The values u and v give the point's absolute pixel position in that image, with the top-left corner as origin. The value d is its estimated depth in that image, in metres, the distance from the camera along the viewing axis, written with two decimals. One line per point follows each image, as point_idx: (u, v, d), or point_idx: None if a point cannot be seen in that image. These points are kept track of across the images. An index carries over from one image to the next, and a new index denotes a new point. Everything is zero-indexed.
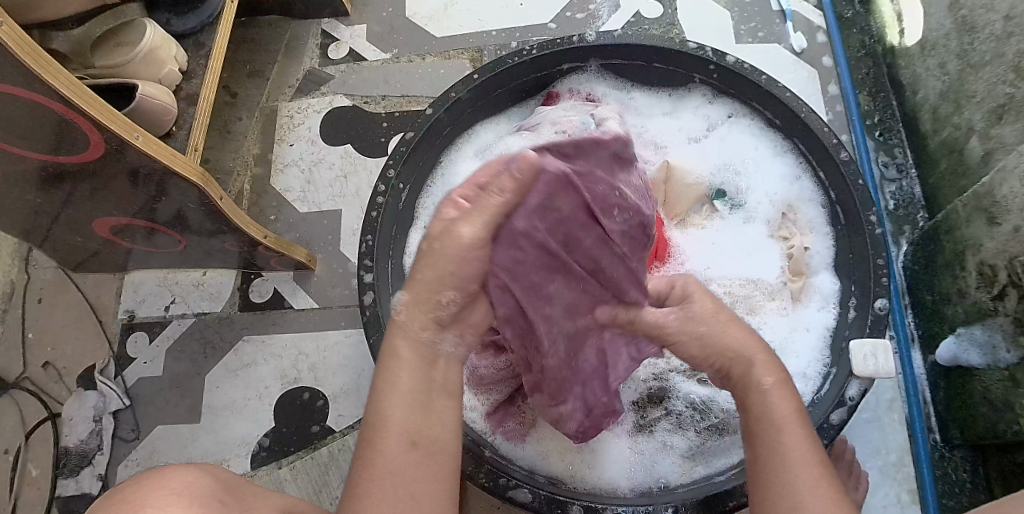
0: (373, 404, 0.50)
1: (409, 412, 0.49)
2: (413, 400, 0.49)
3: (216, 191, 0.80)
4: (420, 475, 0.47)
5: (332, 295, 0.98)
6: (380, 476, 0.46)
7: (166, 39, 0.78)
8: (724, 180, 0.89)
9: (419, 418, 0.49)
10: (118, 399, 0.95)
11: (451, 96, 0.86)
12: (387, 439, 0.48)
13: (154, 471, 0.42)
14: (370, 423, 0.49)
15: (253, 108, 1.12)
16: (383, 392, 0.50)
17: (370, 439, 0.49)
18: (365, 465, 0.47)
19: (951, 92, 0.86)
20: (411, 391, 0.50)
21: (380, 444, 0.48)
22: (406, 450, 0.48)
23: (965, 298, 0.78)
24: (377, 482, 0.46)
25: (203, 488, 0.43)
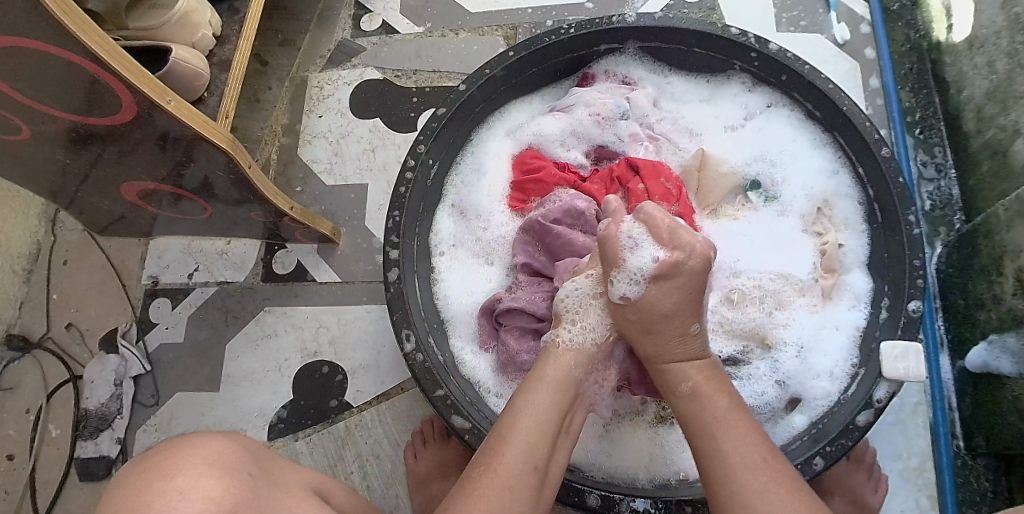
0: (505, 422, 0.56)
1: (538, 435, 0.55)
2: (550, 428, 0.56)
3: (245, 160, 0.79)
4: (531, 492, 0.52)
5: (354, 269, 0.98)
6: (497, 477, 0.51)
7: (201, 3, 0.77)
8: (759, 171, 0.87)
9: (540, 443, 0.55)
10: (139, 364, 0.96)
11: (485, 73, 0.84)
12: (511, 449, 0.53)
13: (189, 437, 0.44)
14: (495, 438, 0.55)
15: (283, 78, 1.10)
16: (522, 412, 0.56)
17: (492, 447, 0.54)
18: (485, 468, 0.52)
19: (998, 92, 0.83)
20: (547, 417, 0.57)
21: (502, 452, 0.53)
22: (529, 468, 0.53)
23: (1001, 305, 0.76)
24: (496, 483, 0.50)
25: (234, 457, 0.45)
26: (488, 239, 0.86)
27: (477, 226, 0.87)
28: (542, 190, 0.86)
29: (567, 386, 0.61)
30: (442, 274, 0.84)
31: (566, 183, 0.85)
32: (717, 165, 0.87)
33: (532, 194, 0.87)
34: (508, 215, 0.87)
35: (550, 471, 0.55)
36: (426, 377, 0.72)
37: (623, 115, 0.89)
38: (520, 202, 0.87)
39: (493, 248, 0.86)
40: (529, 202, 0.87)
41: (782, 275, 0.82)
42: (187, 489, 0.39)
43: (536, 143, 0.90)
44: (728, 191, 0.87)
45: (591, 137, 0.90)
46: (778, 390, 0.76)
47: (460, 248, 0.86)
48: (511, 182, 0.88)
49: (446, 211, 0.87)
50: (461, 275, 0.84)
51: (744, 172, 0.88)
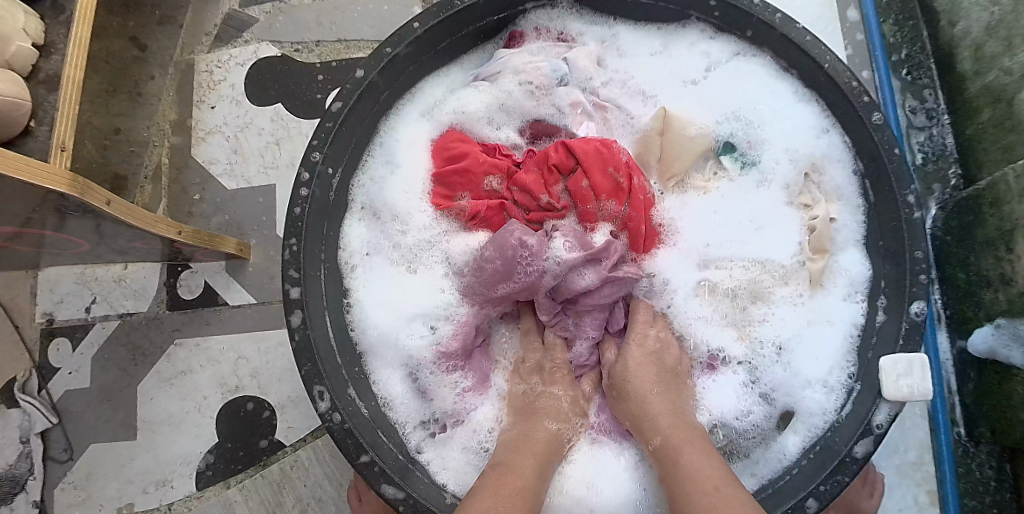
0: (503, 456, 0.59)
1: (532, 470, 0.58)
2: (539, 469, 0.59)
3: (101, 196, 0.64)
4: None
5: (271, 288, 0.86)
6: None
7: (10, 4, 0.62)
8: (733, 131, 0.74)
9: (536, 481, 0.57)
10: (44, 418, 0.84)
11: (388, 51, 0.69)
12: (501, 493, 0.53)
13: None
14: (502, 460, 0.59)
15: (167, 65, 0.93)
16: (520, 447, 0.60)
17: (488, 486, 0.54)
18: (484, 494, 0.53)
19: (1002, 26, 0.69)
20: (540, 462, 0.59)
21: (494, 496, 0.52)
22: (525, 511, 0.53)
23: (1010, 286, 0.65)
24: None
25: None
26: (409, 243, 0.72)
27: (395, 230, 0.72)
28: (469, 182, 0.72)
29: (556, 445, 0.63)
30: (358, 294, 0.70)
31: (497, 170, 0.72)
32: (683, 127, 0.73)
33: (459, 188, 0.72)
34: (431, 216, 0.72)
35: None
36: (346, 442, 0.62)
37: (562, 80, 0.75)
38: (445, 199, 0.72)
39: (417, 252, 0.72)
40: (456, 199, 0.72)
41: (761, 261, 0.70)
42: None
43: (458, 123, 0.76)
44: (698, 156, 0.73)
45: (524, 110, 0.76)
46: (765, 405, 0.67)
47: (377, 258, 0.72)
48: (432, 174, 0.73)
49: (355, 216, 0.72)
50: (383, 288, 0.71)
51: (714, 133, 0.74)
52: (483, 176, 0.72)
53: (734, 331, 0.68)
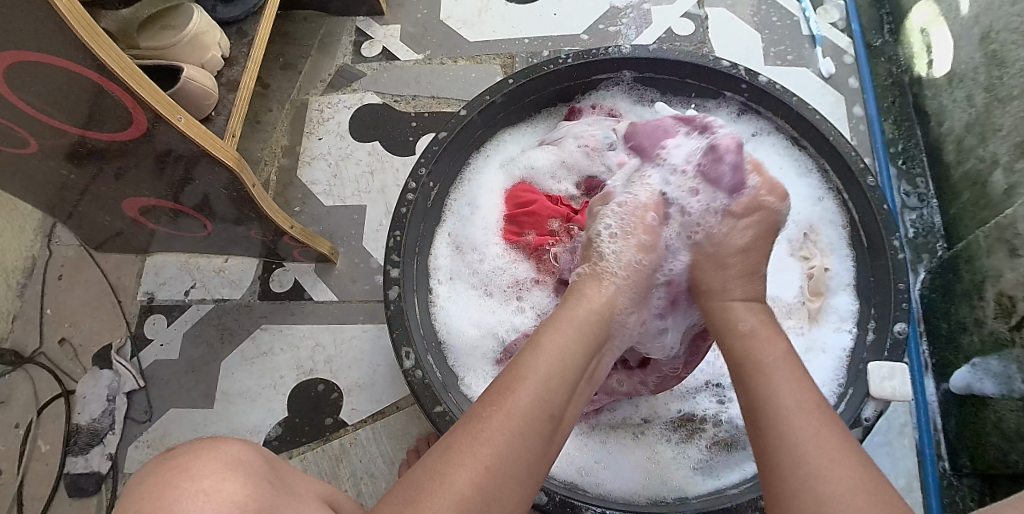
0: (526, 352, 0.52)
1: (555, 382, 0.50)
2: (558, 388, 0.50)
3: (249, 178, 0.82)
4: (537, 445, 0.47)
5: (352, 289, 0.99)
6: (503, 430, 0.46)
7: (211, 25, 0.82)
8: None
9: (554, 399, 0.49)
10: (133, 380, 0.95)
11: (485, 99, 0.85)
12: (509, 410, 0.47)
13: (211, 439, 0.42)
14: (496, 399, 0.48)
15: (283, 100, 1.10)
16: (528, 365, 0.50)
17: (491, 400, 0.48)
18: (491, 413, 0.47)
19: (977, 124, 0.88)
20: (566, 367, 0.51)
21: (489, 421, 0.46)
22: (541, 421, 0.48)
23: (982, 327, 0.80)
24: (478, 456, 0.44)
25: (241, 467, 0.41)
26: (485, 270, 0.86)
27: (472, 259, 0.86)
28: (535, 223, 0.86)
29: (572, 348, 0.53)
30: (440, 301, 0.84)
31: (559, 215, 0.86)
32: None
33: (526, 227, 0.87)
34: (501, 247, 0.87)
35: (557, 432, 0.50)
36: (424, 393, 0.72)
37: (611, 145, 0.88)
38: (514, 235, 0.87)
39: (490, 279, 0.86)
40: (523, 235, 0.87)
41: (769, 298, 0.84)
42: (213, 490, 0.37)
43: (528, 177, 0.91)
44: None
45: (581, 167, 0.90)
46: None
47: (457, 281, 0.86)
48: (503, 214, 0.88)
49: (443, 241, 0.87)
50: (461, 305, 0.85)
51: None
52: (547, 220, 0.86)
53: None
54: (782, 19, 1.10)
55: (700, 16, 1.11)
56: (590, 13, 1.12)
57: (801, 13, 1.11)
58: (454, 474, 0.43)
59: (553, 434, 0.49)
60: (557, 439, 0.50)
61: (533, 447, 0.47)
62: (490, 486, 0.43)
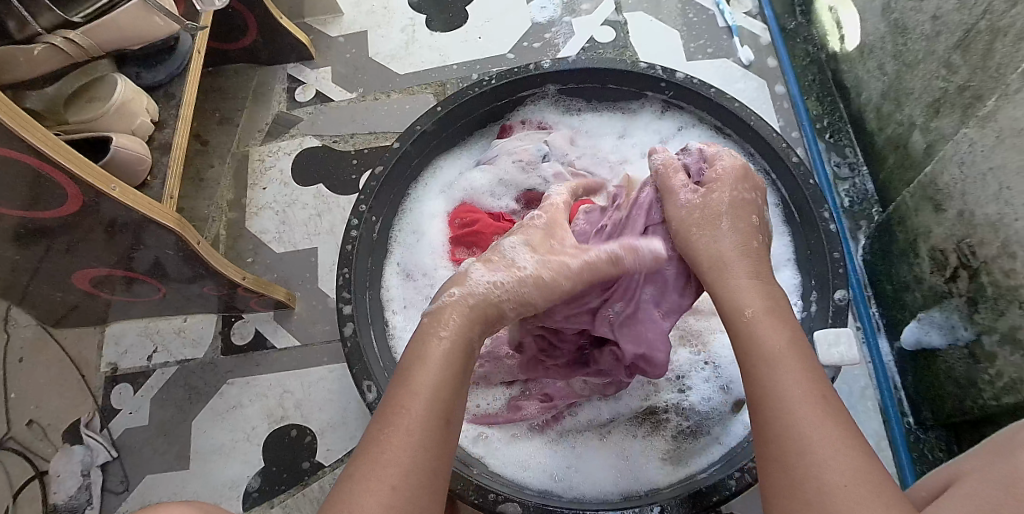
0: (407, 371, 0.51)
1: (435, 386, 0.50)
2: (453, 378, 0.51)
3: (194, 236, 0.83)
4: (438, 448, 0.47)
5: (313, 331, 1.00)
6: (404, 438, 0.47)
7: (137, 92, 0.83)
8: None
9: (446, 389, 0.50)
10: (105, 451, 0.94)
11: (417, 128, 0.87)
12: (404, 420, 0.47)
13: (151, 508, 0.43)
14: (390, 406, 0.49)
15: (226, 155, 1.11)
16: (419, 365, 0.51)
17: (379, 422, 0.48)
18: (388, 434, 0.47)
19: (892, 90, 0.92)
20: (446, 373, 0.51)
21: (390, 429, 0.47)
22: (431, 427, 0.48)
23: (922, 284, 0.83)
24: (387, 478, 0.44)
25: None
26: (438, 294, 0.87)
27: (425, 284, 0.88)
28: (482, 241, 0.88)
29: (448, 366, 0.52)
30: (397, 333, 0.85)
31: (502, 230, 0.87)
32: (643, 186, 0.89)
33: (474, 246, 0.88)
34: (451, 269, 0.88)
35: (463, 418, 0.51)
36: None
37: (545, 157, 0.91)
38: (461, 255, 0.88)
39: None
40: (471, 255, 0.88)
41: None
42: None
43: (469, 198, 0.92)
44: None
45: (518, 183, 0.91)
46: (723, 393, 0.79)
47: (411, 309, 0.87)
48: (450, 236, 0.90)
49: (393, 273, 0.88)
50: None
51: None
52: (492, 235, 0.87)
53: (684, 341, 0.82)
54: (697, 15, 1.14)
55: (620, 22, 1.14)
56: (513, 32, 1.15)
57: (714, 7, 1.15)
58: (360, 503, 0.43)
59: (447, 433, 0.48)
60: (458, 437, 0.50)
61: (434, 451, 0.47)
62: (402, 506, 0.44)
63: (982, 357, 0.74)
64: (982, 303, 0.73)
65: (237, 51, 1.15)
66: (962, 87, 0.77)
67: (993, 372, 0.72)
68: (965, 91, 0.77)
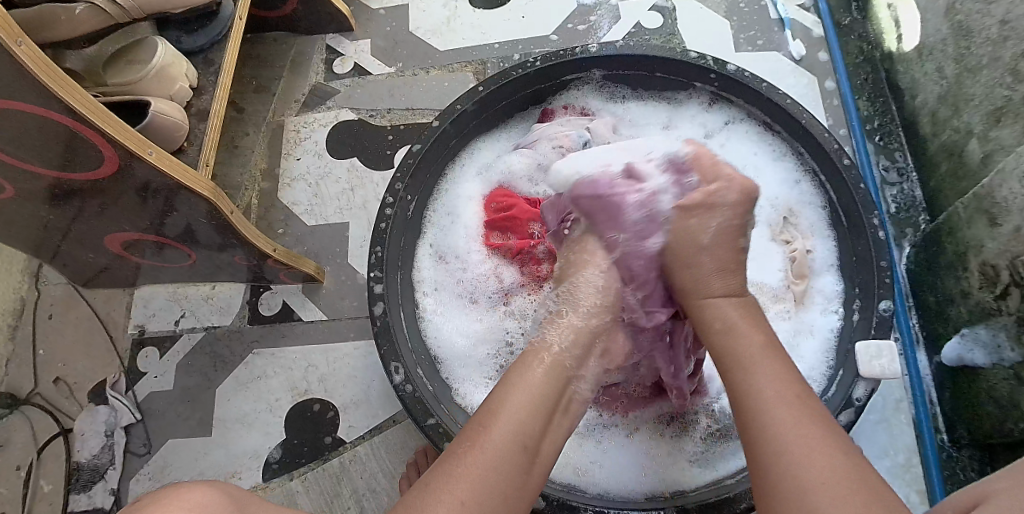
0: (498, 395, 0.58)
1: (524, 420, 0.55)
2: (540, 410, 0.56)
3: (227, 205, 0.83)
4: (514, 467, 0.52)
5: (341, 306, 0.99)
6: (486, 451, 0.52)
7: (176, 57, 0.82)
8: None
9: (531, 418, 0.56)
10: (129, 414, 0.95)
11: (457, 108, 0.85)
12: (495, 432, 0.53)
13: (173, 488, 0.40)
14: (477, 422, 0.55)
15: (260, 124, 1.10)
16: (513, 392, 0.57)
17: (475, 429, 0.54)
18: (471, 440, 0.53)
19: (949, 96, 0.88)
20: (532, 406, 0.56)
21: (486, 433, 0.53)
22: (513, 451, 0.53)
23: (968, 299, 0.80)
24: (466, 472, 0.50)
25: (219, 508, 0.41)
26: (469, 278, 0.86)
27: (457, 268, 0.87)
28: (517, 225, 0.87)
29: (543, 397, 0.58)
30: (427, 316, 0.83)
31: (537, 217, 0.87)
32: None
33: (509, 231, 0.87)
34: (484, 253, 0.87)
35: (543, 448, 0.56)
36: (416, 407, 0.72)
37: (586, 144, 0.88)
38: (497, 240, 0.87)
39: (475, 288, 0.86)
40: (506, 240, 0.87)
41: (754, 285, 0.83)
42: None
43: (505, 182, 0.91)
44: None
45: None
46: None
47: (442, 292, 0.86)
48: (485, 221, 0.88)
49: (425, 253, 0.87)
50: (449, 318, 0.84)
51: None
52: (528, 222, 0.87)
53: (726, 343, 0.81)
54: (749, 5, 1.10)
55: (668, 7, 1.11)
56: (558, 13, 1.12)
57: None
58: (434, 506, 0.48)
59: (529, 464, 0.53)
60: (535, 470, 0.54)
61: (512, 469, 0.52)
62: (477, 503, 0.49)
63: None
64: None
65: (276, 19, 1.13)
66: None
67: None
68: None
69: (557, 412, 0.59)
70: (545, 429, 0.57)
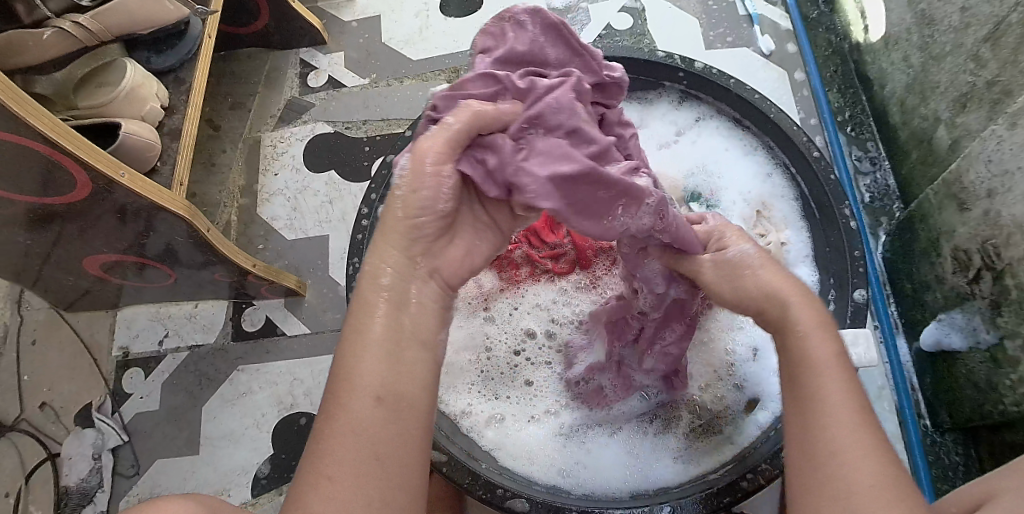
0: (344, 351, 0.48)
1: (381, 370, 0.46)
2: (380, 357, 0.47)
3: (203, 223, 0.83)
4: (380, 435, 0.44)
5: (323, 318, 0.99)
6: (349, 435, 0.44)
7: (146, 77, 0.83)
8: (697, 183, 0.90)
9: (381, 369, 0.46)
10: (117, 435, 0.95)
11: None
12: (346, 409, 0.45)
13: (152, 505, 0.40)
14: (331, 391, 0.47)
15: (237, 140, 1.10)
16: (354, 340, 0.48)
17: (329, 407, 0.46)
18: (328, 425, 0.45)
19: (917, 84, 0.89)
20: (379, 354, 0.47)
21: (339, 404, 0.45)
22: (381, 413, 0.45)
23: (943, 284, 0.81)
24: (330, 465, 0.43)
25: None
26: None
27: None
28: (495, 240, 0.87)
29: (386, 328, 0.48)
30: None
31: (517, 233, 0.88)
32: None
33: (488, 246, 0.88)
34: None
35: (403, 391, 0.47)
36: None
37: None
38: None
39: (453, 295, 0.86)
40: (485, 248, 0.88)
41: None
42: None
43: None
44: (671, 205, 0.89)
45: None
46: (736, 394, 0.78)
47: None
48: None
49: None
50: None
51: (683, 185, 0.90)
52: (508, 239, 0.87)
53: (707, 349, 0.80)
54: (717, 3, 1.11)
55: (637, 8, 1.12)
56: None
57: None
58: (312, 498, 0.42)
59: (401, 419, 0.46)
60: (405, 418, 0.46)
61: (380, 442, 0.44)
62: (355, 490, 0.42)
63: (1005, 361, 0.72)
64: (1006, 307, 0.71)
65: (249, 35, 1.14)
66: (991, 81, 0.75)
67: (1015, 377, 0.71)
68: (993, 86, 0.75)
69: (411, 343, 0.49)
70: (407, 366, 0.48)
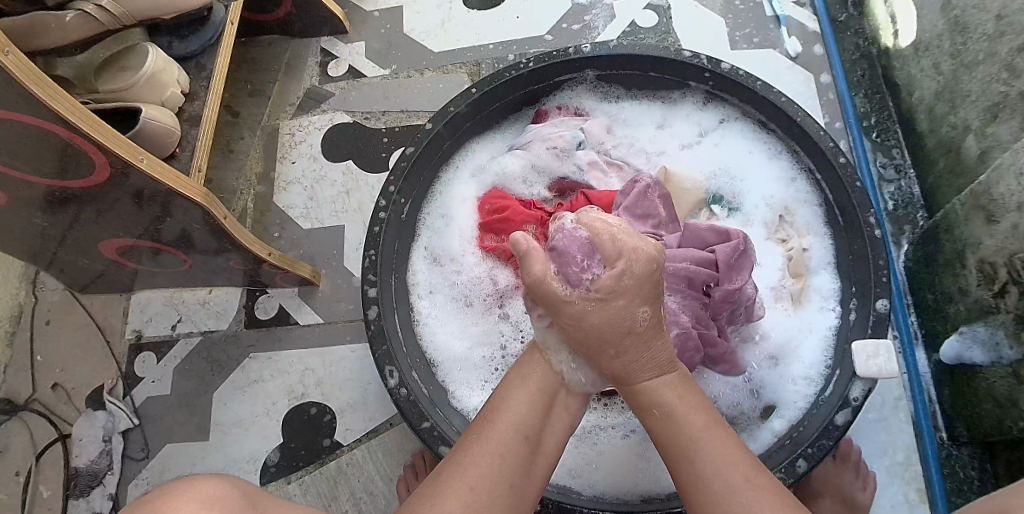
0: (501, 392, 0.58)
1: (525, 411, 0.56)
2: (537, 405, 0.57)
3: (220, 210, 0.83)
4: (516, 463, 0.52)
5: (337, 309, 0.99)
6: (492, 453, 0.52)
7: (167, 62, 0.82)
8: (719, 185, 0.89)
9: (530, 415, 0.56)
10: (127, 419, 0.95)
11: (450, 111, 0.85)
12: (494, 431, 0.53)
13: (186, 480, 0.41)
14: (481, 419, 0.55)
15: (255, 127, 1.10)
16: (517, 385, 0.58)
17: (478, 427, 0.55)
18: (473, 442, 0.53)
19: (946, 92, 0.87)
20: (530, 401, 0.57)
21: (491, 427, 0.54)
22: (516, 444, 0.53)
23: (967, 297, 0.80)
24: (467, 478, 0.50)
25: (231, 502, 0.41)
26: (465, 281, 0.86)
27: (452, 270, 0.86)
28: (508, 228, 0.85)
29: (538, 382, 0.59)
30: (423, 319, 0.83)
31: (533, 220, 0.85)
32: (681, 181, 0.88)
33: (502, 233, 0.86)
34: (478, 256, 0.87)
35: (542, 444, 0.56)
36: (411, 410, 0.72)
37: (580, 144, 0.88)
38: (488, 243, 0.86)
39: (470, 290, 0.86)
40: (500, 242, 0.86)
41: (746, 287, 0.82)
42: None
43: (500, 183, 0.90)
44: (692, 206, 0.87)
45: (552, 169, 0.88)
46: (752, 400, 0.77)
47: (437, 294, 0.86)
48: (478, 223, 0.88)
49: (420, 255, 0.87)
50: (442, 321, 0.84)
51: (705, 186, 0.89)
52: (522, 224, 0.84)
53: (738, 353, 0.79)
54: (745, 3, 1.10)
55: (663, 6, 1.10)
56: (553, 12, 1.12)
57: None
58: (446, 502, 0.48)
59: (531, 454, 0.54)
60: (537, 461, 0.55)
61: (513, 466, 0.52)
62: (482, 501, 0.49)
63: None
64: None
65: (270, 22, 1.13)
66: None
67: None
68: None
69: (557, 403, 0.60)
70: (544, 419, 0.58)
